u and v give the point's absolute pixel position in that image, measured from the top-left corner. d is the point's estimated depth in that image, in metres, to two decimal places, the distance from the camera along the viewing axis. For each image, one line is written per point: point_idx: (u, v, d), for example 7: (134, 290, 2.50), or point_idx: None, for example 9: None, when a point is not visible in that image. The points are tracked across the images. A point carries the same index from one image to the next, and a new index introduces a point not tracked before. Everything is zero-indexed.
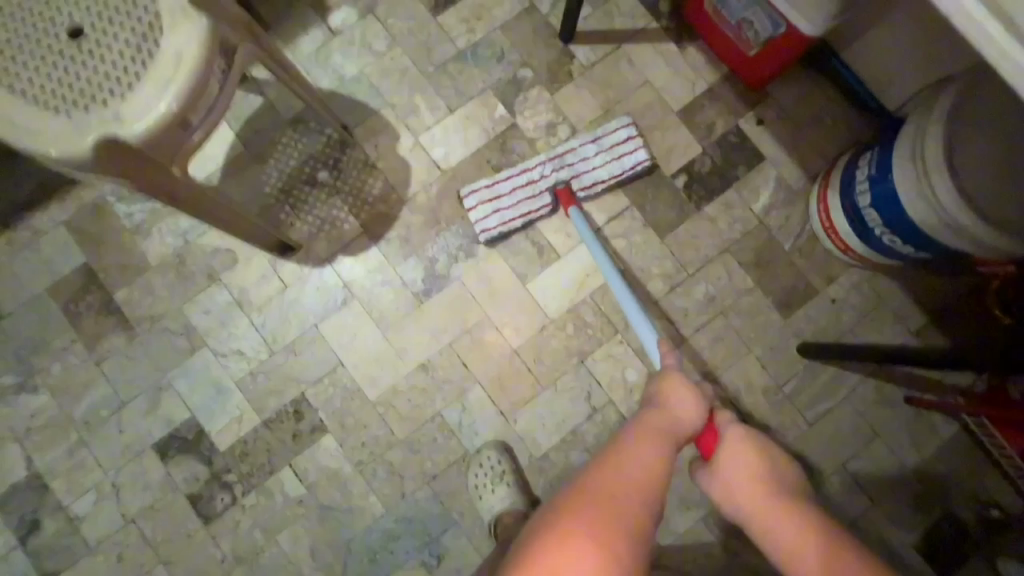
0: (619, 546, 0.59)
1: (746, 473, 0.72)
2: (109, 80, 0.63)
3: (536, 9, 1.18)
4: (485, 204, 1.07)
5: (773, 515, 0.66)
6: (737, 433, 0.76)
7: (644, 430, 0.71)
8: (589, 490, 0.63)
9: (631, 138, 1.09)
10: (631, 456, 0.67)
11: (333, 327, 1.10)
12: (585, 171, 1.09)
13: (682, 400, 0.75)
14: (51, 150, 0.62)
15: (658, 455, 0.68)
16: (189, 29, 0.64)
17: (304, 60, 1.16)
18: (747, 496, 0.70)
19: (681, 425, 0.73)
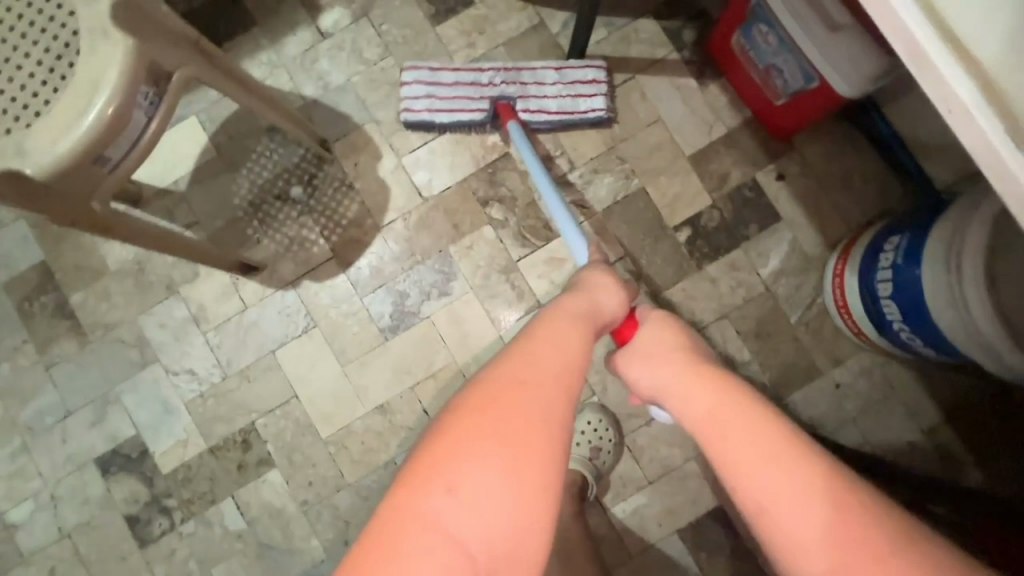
0: (528, 450, 0.48)
1: (665, 352, 0.61)
2: (18, 105, 0.55)
3: (546, 27, 1.07)
4: (421, 83, 1.01)
5: (695, 388, 0.55)
6: (655, 319, 0.66)
7: (559, 313, 0.58)
8: (483, 388, 0.50)
9: (596, 84, 1.02)
10: (542, 345, 0.53)
11: (292, 355, 1.03)
12: (535, 95, 1.01)
13: (605, 290, 0.65)
14: None
15: (573, 341, 0.55)
16: (109, 54, 0.56)
17: (288, 62, 1.07)
18: (667, 383, 0.58)
19: (597, 311, 0.62)
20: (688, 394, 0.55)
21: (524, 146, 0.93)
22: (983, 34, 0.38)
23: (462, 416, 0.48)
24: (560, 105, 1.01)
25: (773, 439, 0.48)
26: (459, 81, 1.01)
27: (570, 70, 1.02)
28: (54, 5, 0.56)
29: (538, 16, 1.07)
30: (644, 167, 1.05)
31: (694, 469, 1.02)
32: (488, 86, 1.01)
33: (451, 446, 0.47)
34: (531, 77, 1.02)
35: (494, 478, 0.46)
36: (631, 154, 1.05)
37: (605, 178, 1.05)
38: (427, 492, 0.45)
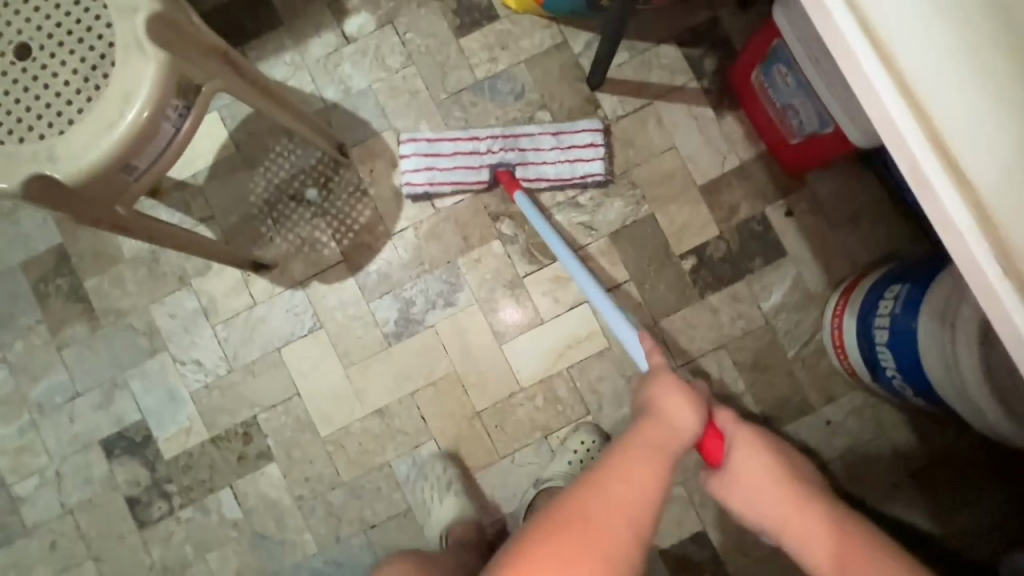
0: (603, 572, 0.55)
1: (757, 465, 0.69)
2: (51, 111, 0.57)
3: (568, 47, 1.08)
4: (419, 157, 1.03)
5: (812, 518, 0.64)
6: (744, 432, 0.71)
7: (649, 437, 0.64)
8: (569, 512, 0.58)
9: (594, 146, 1.03)
10: (625, 475, 0.60)
11: (296, 354, 1.05)
12: (534, 162, 1.03)
13: (677, 406, 0.67)
14: None
15: (656, 477, 0.61)
16: (142, 67, 0.57)
17: (311, 64, 1.08)
18: (754, 503, 0.68)
19: (678, 436, 0.65)
20: (791, 513, 0.65)
21: (542, 224, 0.95)
22: (944, 111, 0.40)
23: (544, 531, 0.57)
24: (560, 171, 1.03)
25: (876, 557, 0.58)
26: (459, 151, 1.03)
27: (567, 136, 1.04)
28: (92, 16, 0.58)
29: (561, 35, 1.07)
30: (655, 194, 1.06)
31: (680, 493, 1.04)
32: (488, 155, 1.03)
33: (540, 547, 0.56)
34: (530, 142, 1.04)
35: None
36: (643, 179, 1.06)
37: (615, 201, 1.06)
38: None
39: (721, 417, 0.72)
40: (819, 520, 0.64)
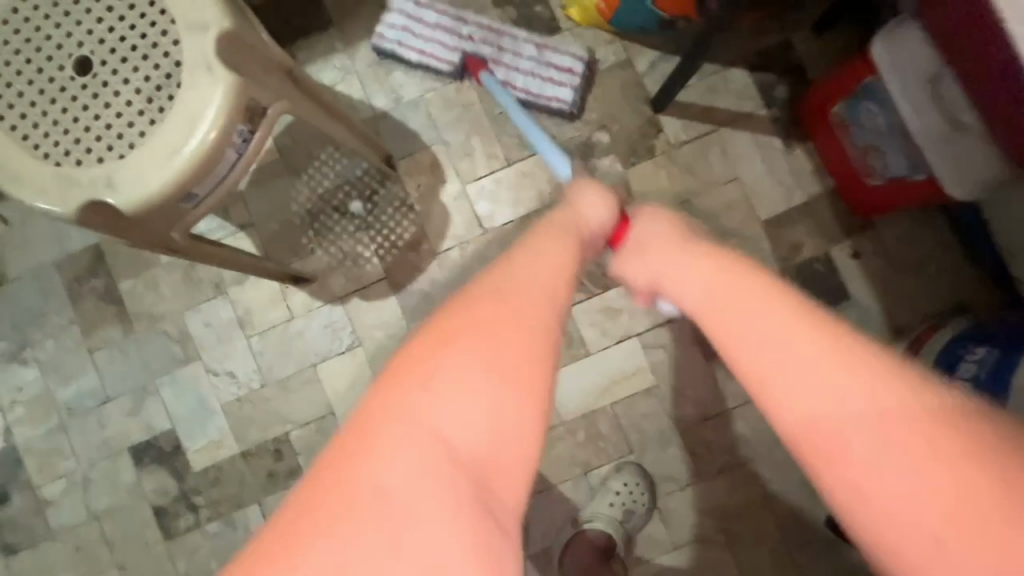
0: (525, 343, 0.43)
1: (673, 251, 0.54)
2: (110, 133, 0.53)
3: (632, 65, 1.02)
4: (403, 16, 1.00)
5: (792, 305, 0.41)
6: (662, 228, 0.59)
7: (558, 227, 0.55)
8: (490, 290, 0.45)
9: (571, 73, 1.00)
10: (530, 259, 0.49)
11: (333, 372, 1.02)
12: (509, 66, 1.00)
13: (591, 201, 0.62)
14: (34, 202, 0.53)
15: (567, 246, 0.52)
16: (211, 92, 0.53)
17: (362, 70, 1.04)
18: (680, 273, 0.51)
19: (585, 219, 0.59)
20: (736, 280, 0.45)
21: (507, 99, 0.90)
22: None
23: (453, 322, 0.43)
24: (528, 82, 1.00)
25: (886, 384, 0.37)
26: (440, 23, 1.01)
27: (551, 52, 1.00)
28: (158, 31, 0.53)
29: (625, 53, 1.02)
30: (715, 226, 1.01)
31: (722, 541, 1.00)
32: (467, 40, 1.01)
33: (443, 350, 0.42)
34: (513, 45, 1.01)
35: (492, 385, 0.41)
36: (703, 210, 1.01)
37: None
38: (400, 387, 0.41)
39: (616, 222, 0.62)
40: (788, 304, 0.42)
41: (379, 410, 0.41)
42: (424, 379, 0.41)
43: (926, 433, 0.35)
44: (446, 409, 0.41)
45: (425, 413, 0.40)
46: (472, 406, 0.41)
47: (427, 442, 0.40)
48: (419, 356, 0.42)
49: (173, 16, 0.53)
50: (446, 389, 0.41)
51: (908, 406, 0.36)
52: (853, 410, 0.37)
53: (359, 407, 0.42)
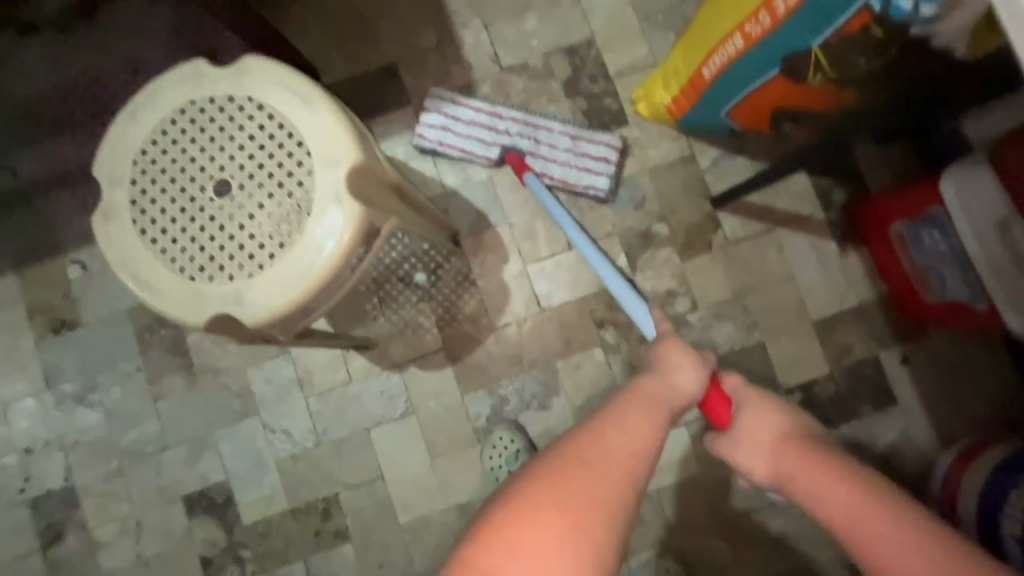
0: (598, 534, 0.49)
1: (775, 440, 0.62)
2: (243, 253, 0.57)
3: (695, 161, 1.06)
4: (442, 114, 1.05)
5: (875, 513, 0.50)
6: (751, 402, 0.67)
7: (642, 397, 0.60)
8: (563, 456, 0.53)
9: (605, 161, 1.04)
10: (613, 440, 0.54)
11: (386, 437, 1.05)
12: (544, 156, 1.03)
13: (684, 370, 0.65)
14: (169, 310, 0.57)
15: (655, 418, 0.58)
16: (338, 221, 0.57)
17: (435, 147, 1.08)
18: (782, 463, 0.60)
19: (671, 387, 0.63)
20: (819, 470, 0.56)
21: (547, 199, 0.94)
22: None
23: (551, 493, 0.50)
24: (565, 173, 1.03)
25: (902, 529, 0.47)
26: (476, 120, 1.05)
27: (585, 141, 1.04)
28: (295, 162, 0.57)
29: (689, 149, 1.06)
30: (767, 321, 1.04)
31: None
32: (504, 134, 1.04)
33: (527, 521, 0.49)
34: (548, 135, 1.04)
35: (563, 557, 0.48)
36: (756, 306, 1.04)
37: (725, 324, 1.04)
38: (490, 542, 0.49)
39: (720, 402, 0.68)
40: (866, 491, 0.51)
41: (477, 563, 0.49)
42: (505, 544, 0.49)
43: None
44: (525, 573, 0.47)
45: (502, 569, 0.48)
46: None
47: None
48: (501, 523, 0.50)
49: (310, 149, 0.57)
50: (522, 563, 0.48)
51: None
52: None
53: (461, 549, 0.50)
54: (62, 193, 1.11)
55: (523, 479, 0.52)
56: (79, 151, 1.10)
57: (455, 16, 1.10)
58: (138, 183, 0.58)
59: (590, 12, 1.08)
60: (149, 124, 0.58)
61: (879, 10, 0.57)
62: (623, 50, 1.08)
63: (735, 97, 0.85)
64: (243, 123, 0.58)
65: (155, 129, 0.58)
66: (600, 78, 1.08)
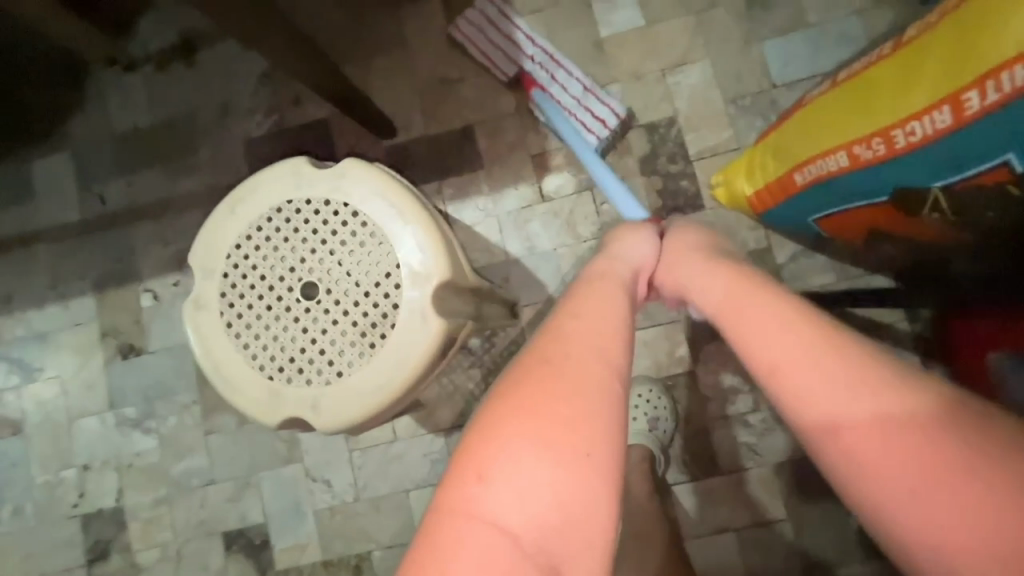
0: (575, 415, 0.48)
1: (704, 271, 0.62)
2: (323, 358, 0.57)
3: (771, 254, 1.02)
4: (484, 13, 1.07)
5: (808, 336, 0.47)
6: (675, 253, 0.69)
7: (601, 279, 0.62)
8: (534, 358, 0.52)
9: (602, 124, 1.03)
10: (566, 320, 0.55)
11: (424, 501, 1.04)
12: (550, 93, 1.04)
13: (627, 245, 0.70)
14: (245, 406, 0.58)
15: (612, 292, 0.60)
16: (420, 338, 0.56)
17: (502, 214, 1.08)
18: (710, 284, 0.59)
19: (621, 263, 0.67)
20: (738, 297, 0.55)
21: (561, 124, 1.01)
22: None
23: (519, 376, 0.51)
24: (563, 115, 1.03)
25: (862, 373, 0.43)
26: (512, 34, 1.06)
27: (596, 97, 1.03)
28: (383, 271, 0.58)
29: (766, 242, 1.02)
30: None
31: None
32: (530, 59, 1.06)
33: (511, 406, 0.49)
34: (566, 77, 1.04)
35: (546, 460, 0.46)
36: None
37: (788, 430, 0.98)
38: (469, 463, 0.47)
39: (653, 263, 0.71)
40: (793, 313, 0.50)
41: (451, 502, 0.45)
42: (503, 439, 0.47)
43: (911, 440, 0.40)
44: (506, 490, 0.45)
45: (478, 506, 0.45)
46: (538, 471, 0.46)
47: (491, 537, 0.44)
48: (479, 446, 0.47)
49: (399, 262, 0.57)
50: (521, 443, 0.47)
51: (887, 390, 0.42)
52: (848, 415, 0.42)
53: (433, 508, 0.47)
54: (143, 223, 1.15)
55: (500, 388, 0.50)
56: (167, 183, 1.16)
57: None
58: (229, 276, 0.59)
59: (676, 90, 1.06)
60: (246, 220, 0.60)
61: (1021, 171, 0.53)
62: (705, 133, 1.05)
63: (828, 209, 0.80)
64: (335, 227, 0.59)
65: (250, 225, 0.60)
66: (679, 158, 1.05)
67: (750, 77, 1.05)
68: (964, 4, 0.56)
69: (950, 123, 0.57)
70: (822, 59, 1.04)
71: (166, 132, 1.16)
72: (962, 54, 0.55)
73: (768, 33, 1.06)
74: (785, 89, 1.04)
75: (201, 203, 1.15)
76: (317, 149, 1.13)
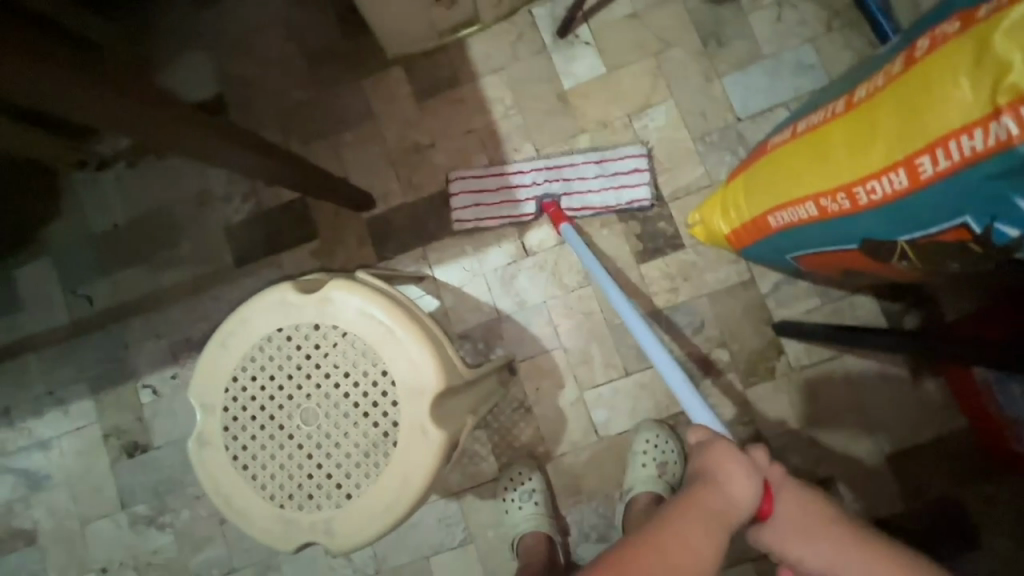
0: None
1: (824, 548, 0.62)
2: (330, 481, 0.58)
3: (755, 285, 1.04)
4: (466, 194, 1.09)
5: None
6: (790, 507, 0.64)
7: (680, 513, 0.58)
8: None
9: (638, 172, 1.06)
10: (671, 552, 0.55)
11: (444, 567, 1.05)
12: (579, 191, 1.07)
13: (735, 479, 0.60)
14: (260, 534, 0.59)
15: (699, 534, 0.57)
16: (422, 452, 0.58)
17: (489, 273, 1.10)
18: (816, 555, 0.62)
19: (735, 506, 0.59)
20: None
21: (586, 256, 0.92)
22: None
23: None
24: (593, 200, 1.06)
25: None
26: (501, 184, 1.09)
27: (611, 163, 1.06)
28: (380, 390, 0.59)
29: (749, 273, 1.04)
30: (836, 455, 1.00)
31: None
32: (536, 186, 1.08)
33: None
34: (575, 172, 1.07)
35: None
36: (825, 438, 1.00)
37: (791, 457, 1.00)
38: None
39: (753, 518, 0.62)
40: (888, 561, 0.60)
41: None
42: None
43: None
44: None
45: None
46: None
47: None
48: None
49: (394, 378, 0.59)
50: None
51: None
52: None
53: None
54: (134, 320, 1.16)
55: None
56: (154, 278, 1.17)
57: (507, 140, 1.12)
58: (229, 409, 0.60)
59: (643, 133, 1.09)
60: (241, 353, 0.61)
61: (980, 232, 0.56)
62: (676, 172, 1.07)
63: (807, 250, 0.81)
64: (328, 349, 0.60)
65: (245, 356, 0.61)
66: (654, 200, 1.07)
67: (715, 113, 1.08)
68: (907, 73, 0.58)
69: (907, 185, 0.59)
70: (781, 87, 1.06)
71: (148, 227, 1.18)
72: (909, 121, 0.57)
73: (726, 68, 1.08)
74: (749, 121, 1.07)
75: (190, 294, 1.15)
76: (298, 228, 1.14)
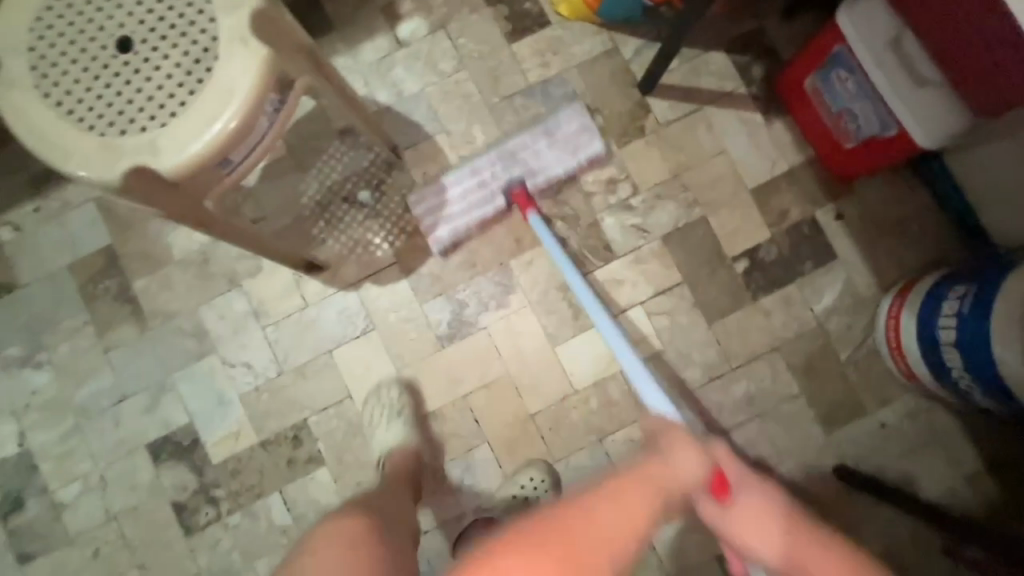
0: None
1: (746, 516, 0.64)
2: (152, 104, 0.58)
3: (618, 52, 1.09)
4: (434, 214, 1.03)
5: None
6: (693, 453, 0.65)
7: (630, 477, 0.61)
8: (570, 515, 0.56)
9: (584, 125, 1.02)
10: (596, 523, 0.56)
11: (349, 358, 1.04)
12: (538, 168, 1.02)
13: (683, 456, 0.65)
14: (78, 170, 0.57)
15: (645, 500, 0.59)
16: (244, 62, 0.57)
17: (364, 68, 1.09)
18: (766, 535, 0.62)
19: (675, 475, 0.63)
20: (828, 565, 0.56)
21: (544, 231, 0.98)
22: None
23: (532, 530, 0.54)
24: (548, 175, 1.02)
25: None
26: (464, 200, 1.03)
27: (558, 130, 1.03)
28: (195, 10, 0.58)
29: (612, 41, 1.09)
30: (706, 197, 1.07)
31: None
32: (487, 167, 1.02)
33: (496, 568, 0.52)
34: (528, 160, 1.02)
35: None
36: (695, 183, 1.07)
37: (667, 204, 1.07)
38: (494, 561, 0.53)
39: (703, 493, 0.65)
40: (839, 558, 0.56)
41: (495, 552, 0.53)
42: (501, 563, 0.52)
43: None
44: None
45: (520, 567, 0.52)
46: None
47: None
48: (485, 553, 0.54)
49: None
50: None
51: None
52: None
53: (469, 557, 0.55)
54: None
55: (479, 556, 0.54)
56: None
57: None
58: (36, 50, 0.58)
59: None
60: None
61: None
62: None
63: None
64: None
65: None
66: None
67: None
68: None
69: None
70: None
71: None
72: None
73: None
74: None
75: None
76: None
